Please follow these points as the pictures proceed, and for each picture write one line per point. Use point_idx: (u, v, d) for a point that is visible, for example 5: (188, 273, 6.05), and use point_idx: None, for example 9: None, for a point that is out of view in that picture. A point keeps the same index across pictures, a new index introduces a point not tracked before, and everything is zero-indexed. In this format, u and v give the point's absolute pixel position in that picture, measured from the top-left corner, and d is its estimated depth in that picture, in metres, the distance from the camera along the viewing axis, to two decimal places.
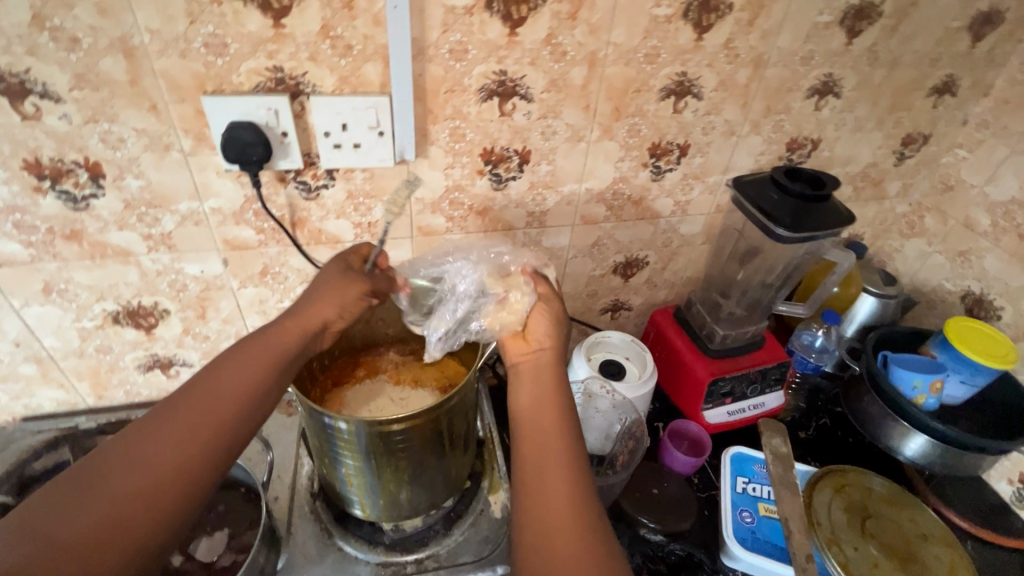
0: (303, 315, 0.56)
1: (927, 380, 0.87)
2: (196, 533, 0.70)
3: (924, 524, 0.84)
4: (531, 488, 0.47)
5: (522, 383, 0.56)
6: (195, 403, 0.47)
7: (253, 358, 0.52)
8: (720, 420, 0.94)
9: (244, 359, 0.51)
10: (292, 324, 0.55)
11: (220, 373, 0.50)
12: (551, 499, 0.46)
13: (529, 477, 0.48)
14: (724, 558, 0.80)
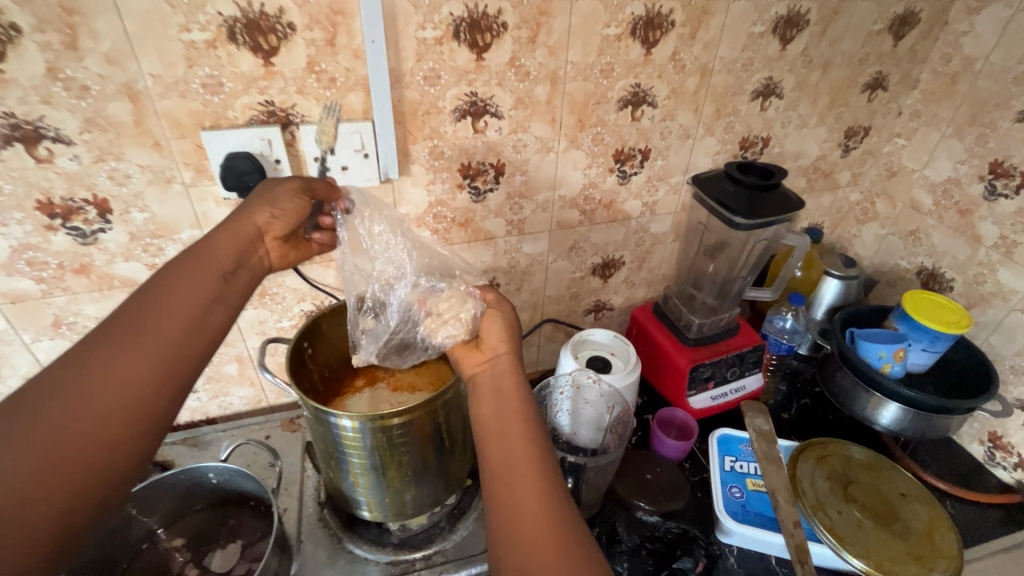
0: (236, 226, 0.57)
1: (891, 349, 0.93)
2: (211, 546, 0.73)
3: (901, 485, 0.89)
4: (501, 497, 0.47)
5: (484, 392, 0.56)
6: (151, 316, 0.47)
7: (197, 271, 0.53)
8: (705, 404, 0.99)
9: (191, 273, 0.52)
10: (230, 233, 0.57)
11: (168, 287, 0.50)
12: (523, 515, 0.46)
13: (500, 494, 0.48)
14: (719, 533, 0.84)
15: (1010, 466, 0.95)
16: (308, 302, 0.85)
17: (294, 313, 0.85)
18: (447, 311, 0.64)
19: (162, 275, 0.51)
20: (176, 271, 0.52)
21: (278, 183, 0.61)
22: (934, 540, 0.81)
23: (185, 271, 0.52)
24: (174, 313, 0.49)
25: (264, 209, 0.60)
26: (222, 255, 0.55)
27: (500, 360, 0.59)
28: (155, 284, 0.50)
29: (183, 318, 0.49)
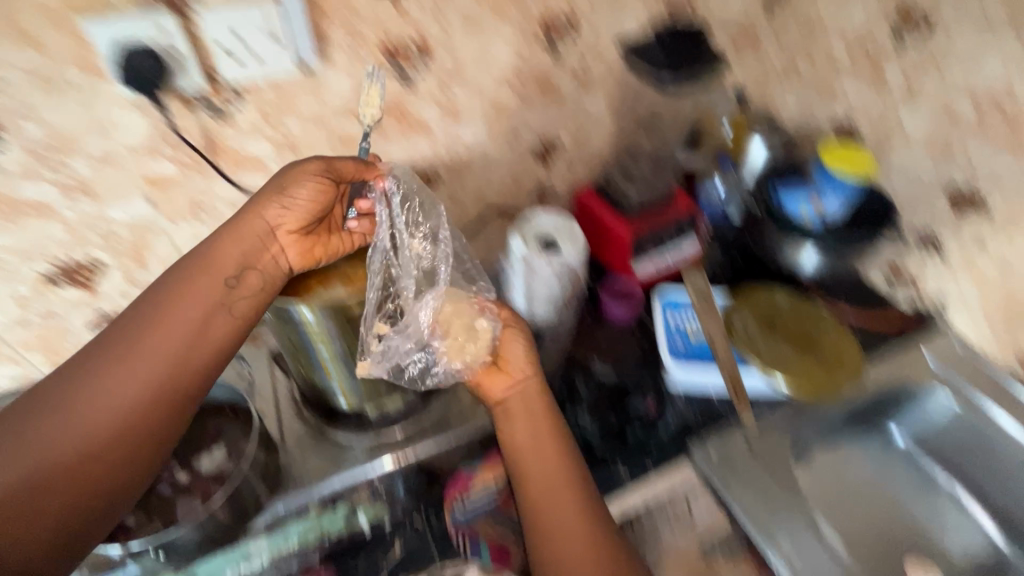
0: (241, 224, 0.58)
1: (806, 197, 0.99)
2: (195, 452, 0.75)
3: (819, 316, 1.01)
4: (543, 513, 0.58)
5: (515, 417, 0.62)
6: (150, 331, 0.54)
7: (199, 280, 0.56)
8: (647, 272, 1.02)
9: (193, 283, 0.56)
10: (238, 235, 0.57)
11: (174, 297, 0.55)
12: (568, 526, 0.57)
13: (551, 516, 0.58)
14: (666, 378, 0.95)
15: (905, 288, 1.05)
16: None
17: None
18: (463, 332, 0.65)
19: (173, 280, 0.56)
20: (185, 279, 0.56)
21: (289, 174, 0.57)
22: (843, 356, 0.95)
23: (189, 279, 0.56)
24: (171, 334, 0.54)
25: (276, 207, 0.58)
26: (228, 261, 0.57)
27: (529, 383, 0.65)
28: (165, 291, 0.55)
29: (176, 339, 0.54)
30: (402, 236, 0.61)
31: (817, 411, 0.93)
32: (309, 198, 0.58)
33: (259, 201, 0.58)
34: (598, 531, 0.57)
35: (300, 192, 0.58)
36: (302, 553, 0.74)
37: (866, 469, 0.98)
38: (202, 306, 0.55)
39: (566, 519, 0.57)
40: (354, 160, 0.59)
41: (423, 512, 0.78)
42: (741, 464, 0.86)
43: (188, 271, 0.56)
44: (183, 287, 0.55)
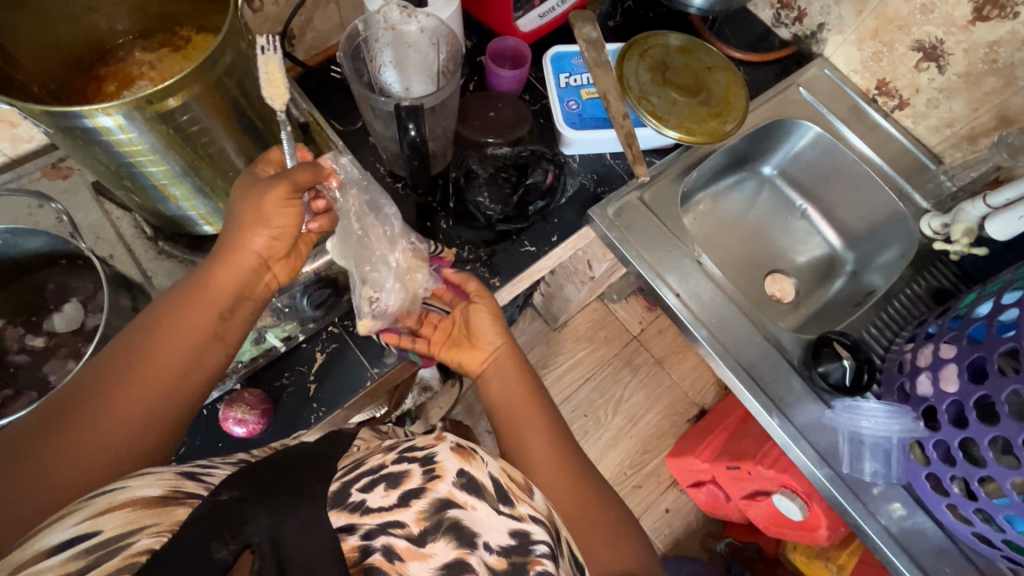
0: (238, 245, 0.49)
1: None
2: (42, 314, 0.64)
3: (708, 59, 0.97)
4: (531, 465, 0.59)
5: (492, 381, 0.66)
6: (154, 355, 0.45)
7: (192, 306, 0.48)
8: (534, 27, 0.92)
9: (185, 308, 0.47)
10: (230, 252, 0.49)
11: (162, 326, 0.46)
12: (555, 464, 0.59)
13: (534, 458, 0.59)
14: (562, 147, 0.91)
15: (790, 22, 1.06)
16: None
17: None
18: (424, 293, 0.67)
19: (161, 310, 0.47)
20: (175, 303, 0.47)
21: (257, 196, 0.48)
22: (728, 99, 0.94)
23: (177, 306, 0.47)
24: (163, 372, 0.45)
25: (260, 230, 0.50)
26: (220, 280, 0.49)
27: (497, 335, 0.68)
28: (150, 325, 0.46)
29: (170, 368, 0.45)
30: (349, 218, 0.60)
31: (703, 158, 0.97)
32: (288, 210, 0.50)
33: (240, 220, 0.49)
34: (580, 468, 0.60)
35: (284, 210, 0.49)
36: (219, 384, 0.72)
37: (738, 202, 1.09)
38: (195, 334, 0.47)
39: (549, 458, 0.59)
40: (313, 168, 0.50)
41: (339, 322, 0.79)
42: (634, 216, 0.91)
43: (180, 297, 0.47)
44: (175, 316, 0.47)
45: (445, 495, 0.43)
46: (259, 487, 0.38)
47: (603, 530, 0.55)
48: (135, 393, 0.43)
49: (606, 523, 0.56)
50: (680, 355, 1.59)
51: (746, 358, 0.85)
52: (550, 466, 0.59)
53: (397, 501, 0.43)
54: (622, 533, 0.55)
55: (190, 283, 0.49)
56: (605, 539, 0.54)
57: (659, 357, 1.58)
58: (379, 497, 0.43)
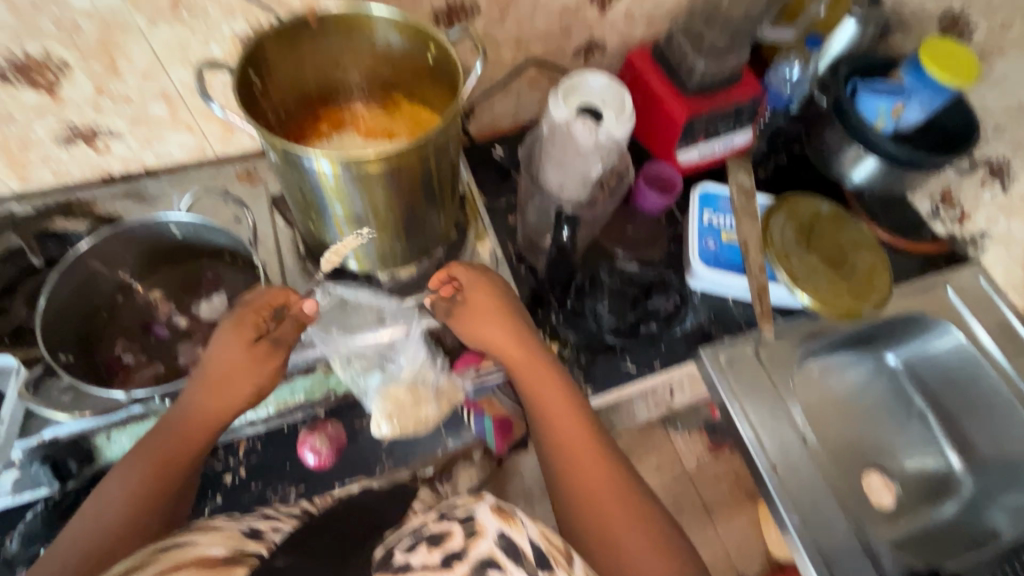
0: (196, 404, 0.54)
1: (889, 106, 0.91)
2: (193, 297, 0.70)
3: (858, 235, 0.95)
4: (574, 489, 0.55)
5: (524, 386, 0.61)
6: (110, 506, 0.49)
7: (157, 459, 0.51)
8: (691, 160, 0.96)
9: (154, 451, 0.52)
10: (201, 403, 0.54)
11: (127, 471, 0.51)
12: (584, 458, 0.56)
13: (582, 484, 0.55)
14: (688, 279, 0.91)
15: (948, 219, 1.00)
16: (239, 21, 0.66)
17: (224, 37, 0.68)
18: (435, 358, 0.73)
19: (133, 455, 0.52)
20: (141, 455, 0.52)
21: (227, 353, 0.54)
22: (873, 281, 0.90)
23: (149, 455, 0.51)
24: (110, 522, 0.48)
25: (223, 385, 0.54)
26: (194, 431, 0.53)
27: (503, 322, 0.61)
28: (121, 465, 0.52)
29: (121, 513, 0.48)
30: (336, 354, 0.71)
31: (828, 329, 0.92)
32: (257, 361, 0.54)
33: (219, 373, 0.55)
34: (609, 458, 0.57)
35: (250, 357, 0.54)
36: (308, 407, 0.75)
37: (850, 380, 1.01)
38: (153, 483, 0.51)
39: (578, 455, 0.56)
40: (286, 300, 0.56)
41: None
42: (746, 370, 0.86)
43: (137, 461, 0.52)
44: (144, 456, 0.52)
45: (487, 553, 0.39)
46: (316, 553, 0.41)
47: (633, 525, 0.53)
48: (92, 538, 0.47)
49: (634, 520, 0.53)
50: (733, 511, 1.41)
51: (828, 548, 0.76)
52: (575, 463, 0.56)
53: (440, 560, 0.39)
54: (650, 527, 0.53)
55: (156, 438, 0.53)
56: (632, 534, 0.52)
57: (708, 506, 1.41)
58: (421, 556, 0.40)
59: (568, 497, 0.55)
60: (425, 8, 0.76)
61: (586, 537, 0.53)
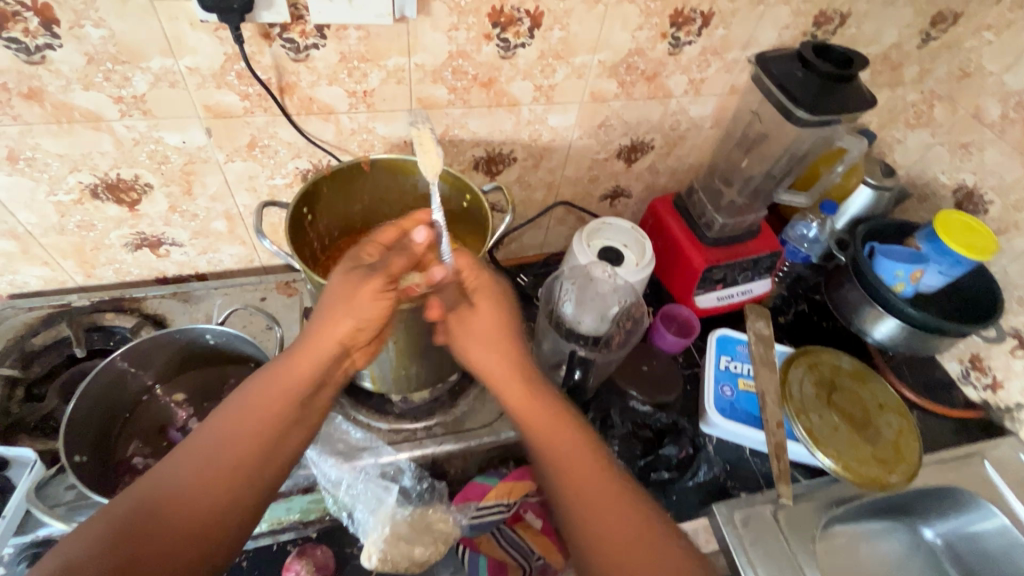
0: (318, 335, 0.52)
1: (907, 270, 0.93)
2: (213, 403, 0.73)
3: (882, 395, 0.92)
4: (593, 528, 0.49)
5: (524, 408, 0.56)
6: (235, 418, 0.49)
7: (264, 415, 0.49)
8: (709, 305, 0.98)
9: (257, 401, 0.49)
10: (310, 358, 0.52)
11: (233, 425, 0.48)
12: (596, 498, 0.50)
13: (598, 529, 0.49)
14: (702, 425, 0.90)
15: (980, 386, 0.98)
16: (304, 159, 0.76)
17: (288, 171, 0.77)
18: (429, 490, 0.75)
19: (235, 406, 0.49)
20: (265, 384, 0.50)
21: (355, 286, 0.52)
22: (900, 448, 0.86)
23: (255, 408, 0.49)
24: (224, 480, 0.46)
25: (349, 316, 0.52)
26: (320, 347, 0.52)
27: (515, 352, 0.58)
28: (220, 418, 0.48)
29: (246, 443, 0.48)
30: (332, 475, 0.71)
31: (853, 498, 0.87)
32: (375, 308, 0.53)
33: (333, 305, 0.52)
34: (626, 500, 0.50)
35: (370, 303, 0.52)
36: (299, 527, 0.74)
37: (883, 555, 0.92)
38: (277, 408, 0.50)
39: (588, 496, 0.50)
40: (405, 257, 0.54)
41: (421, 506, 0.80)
42: (767, 537, 0.79)
43: (253, 385, 0.51)
44: (245, 407, 0.49)
45: None
46: None
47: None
48: (228, 443, 0.47)
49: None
50: None
51: None
52: (585, 503, 0.50)
53: None
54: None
55: (280, 372, 0.51)
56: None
57: None
58: None
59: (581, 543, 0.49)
60: (466, 156, 0.85)
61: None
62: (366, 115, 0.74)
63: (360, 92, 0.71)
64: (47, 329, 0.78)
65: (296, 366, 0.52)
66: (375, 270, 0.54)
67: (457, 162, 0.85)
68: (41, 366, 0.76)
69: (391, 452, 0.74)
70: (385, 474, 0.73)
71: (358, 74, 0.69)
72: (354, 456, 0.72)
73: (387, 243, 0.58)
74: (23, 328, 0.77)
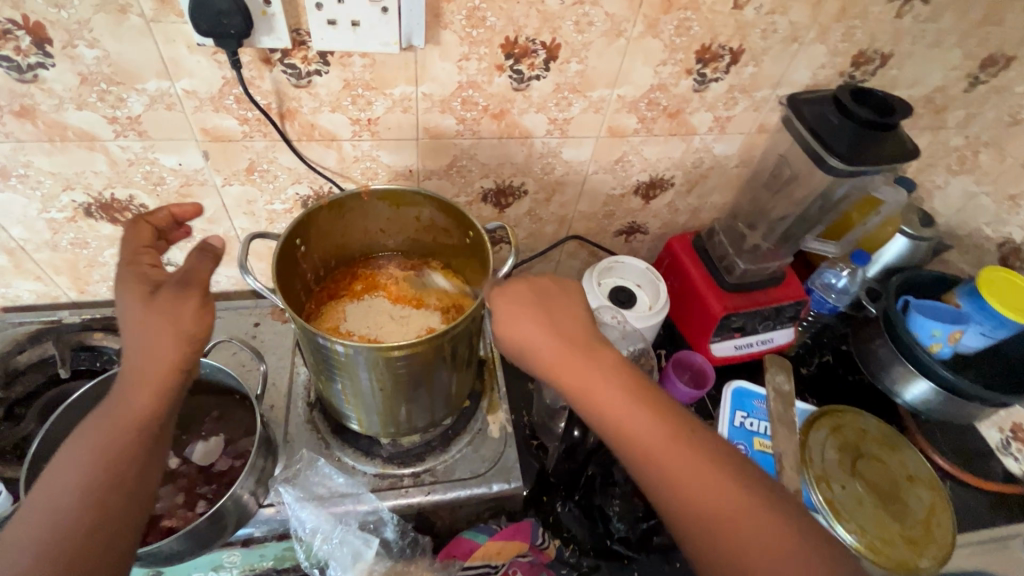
0: (145, 357, 0.50)
1: (946, 329, 0.86)
2: (192, 438, 0.69)
3: (911, 465, 0.85)
4: (685, 502, 0.48)
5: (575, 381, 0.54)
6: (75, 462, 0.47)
7: (98, 433, 0.48)
8: (726, 353, 0.92)
9: (94, 441, 0.48)
10: (136, 367, 0.50)
11: (68, 450, 0.48)
12: (687, 475, 0.48)
13: (691, 495, 0.48)
14: None
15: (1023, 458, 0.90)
16: (304, 185, 0.73)
17: (288, 196, 0.74)
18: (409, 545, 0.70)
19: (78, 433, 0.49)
20: (100, 423, 0.49)
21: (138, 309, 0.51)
22: (931, 528, 0.79)
23: (88, 429, 0.49)
24: (47, 507, 0.45)
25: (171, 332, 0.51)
26: (152, 372, 0.50)
27: (561, 332, 0.56)
28: (64, 450, 0.49)
29: (84, 477, 0.46)
30: (308, 525, 0.66)
31: None
32: (176, 303, 0.51)
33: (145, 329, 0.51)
34: (717, 468, 0.48)
35: (168, 301, 0.51)
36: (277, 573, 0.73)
37: None
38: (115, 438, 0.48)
39: (676, 472, 0.48)
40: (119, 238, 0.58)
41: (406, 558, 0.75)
42: None
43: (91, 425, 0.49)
44: (83, 450, 0.48)
45: None
46: None
47: (769, 547, 0.45)
48: (67, 484, 0.46)
49: (769, 544, 0.45)
50: None
51: None
52: (675, 481, 0.48)
53: None
54: (790, 547, 0.44)
55: (113, 406, 0.49)
56: (766, 555, 0.44)
57: None
58: None
59: (681, 524, 0.48)
60: (475, 187, 0.81)
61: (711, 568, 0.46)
62: (370, 143, 0.70)
63: (364, 120, 0.68)
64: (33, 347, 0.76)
65: (132, 376, 0.50)
66: (182, 276, 0.53)
67: (465, 193, 0.82)
68: (24, 385, 0.74)
69: (372, 501, 0.69)
70: (364, 526, 0.68)
71: (362, 102, 0.65)
72: (333, 504, 0.68)
73: (163, 233, 0.63)
74: (11, 344, 0.76)
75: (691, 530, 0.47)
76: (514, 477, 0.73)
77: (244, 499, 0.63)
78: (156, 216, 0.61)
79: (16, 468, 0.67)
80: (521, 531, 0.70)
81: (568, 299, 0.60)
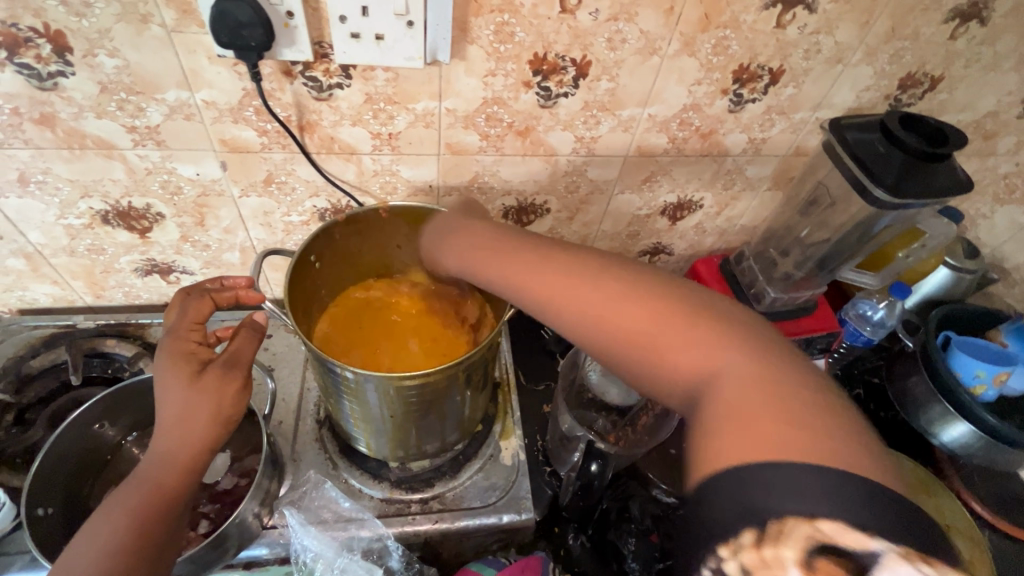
0: (174, 434, 0.51)
1: (992, 371, 0.80)
2: None
3: (949, 514, 0.79)
4: (574, 319, 0.42)
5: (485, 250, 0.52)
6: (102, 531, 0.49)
7: (123, 510, 0.50)
8: None
9: (120, 512, 0.50)
10: (164, 450, 0.51)
11: (93, 526, 0.49)
12: (586, 300, 0.41)
13: (576, 305, 0.42)
14: None
15: None
16: (321, 199, 0.72)
17: (305, 209, 0.73)
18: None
19: (105, 505, 0.51)
20: (129, 495, 0.50)
21: (171, 386, 0.51)
22: None
23: (114, 502, 0.50)
24: None
25: (202, 417, 0.51)
26: (181, 454, 0.51)
27: (454, 243, 0.56)
28: (92, 518, 0.51)
29: (111, 549, 0.48)
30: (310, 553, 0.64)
31: None
32: (219, 388, 0.52)
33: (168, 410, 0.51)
34: (611, 279, 0.42)
35: (212, 385, 0.52)
36: None
37: None
38: (141, 513, 0.50)
39: (576, 304, 0.42)
40: (174, 312, 0.57)
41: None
42: None
43: (118, 495, 0.51)
44: (109, 521, 0.49)
45: None
46: None
47: (661, 331, 0.38)
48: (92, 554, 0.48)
49: (676, 336, 0.38)
50: None
51: None
52: (579, 308, 0.41)
53: None
54: (724, 338, 0.37)
55: (141, 479, 0.51)
56: (685, 347, 0.37)
57: None
58: None
59: (598, 348, 0.41)
60: (496, 204, 0.78)
61: (649, 384, 0.39)
62: (391, 157, 0.68)
63: (385, 134, 0.66)
64: (47, 351, 0.75)
65: (158, 457, 0.51)
66: (226, 361, 0.54)
67: (486, 210, 0.79)
68: (34, 389, 0.73)
69: (376, 528, 0.66)
70: (366, 552, 0.66)
71: (384, 116, 0.64)
72: (337, 529, 0.66)
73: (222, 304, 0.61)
74: (25, 347, 0.75)
75: (624, 362, 0.40)
76: (525, 509, 0.70)
77: (247, 521, 0.61)
78: (224, 293, 0.60)
79: (23, 476, 0.66)
80: (530, 566, 0.67)
81: (450, 217, 0.59)
